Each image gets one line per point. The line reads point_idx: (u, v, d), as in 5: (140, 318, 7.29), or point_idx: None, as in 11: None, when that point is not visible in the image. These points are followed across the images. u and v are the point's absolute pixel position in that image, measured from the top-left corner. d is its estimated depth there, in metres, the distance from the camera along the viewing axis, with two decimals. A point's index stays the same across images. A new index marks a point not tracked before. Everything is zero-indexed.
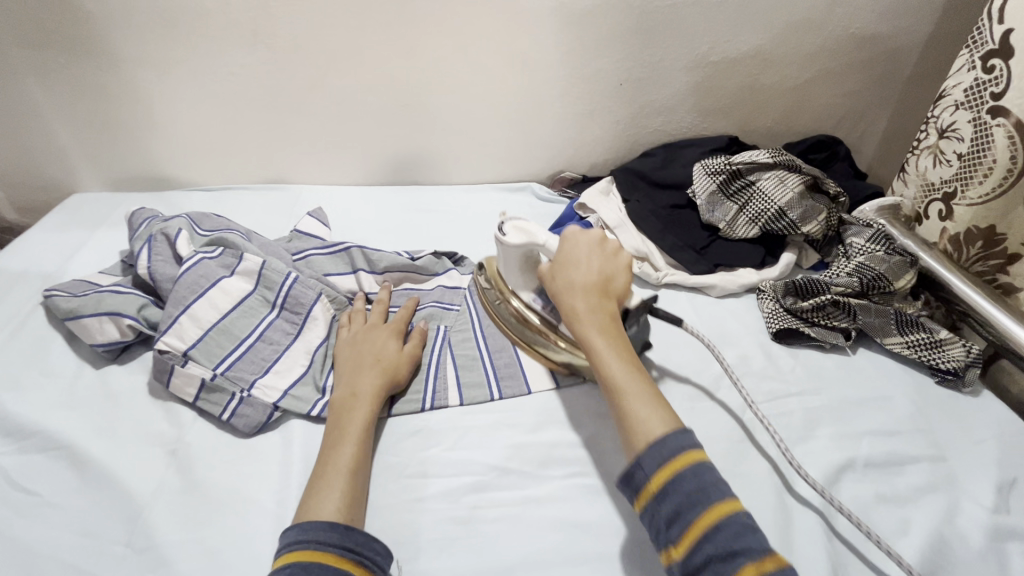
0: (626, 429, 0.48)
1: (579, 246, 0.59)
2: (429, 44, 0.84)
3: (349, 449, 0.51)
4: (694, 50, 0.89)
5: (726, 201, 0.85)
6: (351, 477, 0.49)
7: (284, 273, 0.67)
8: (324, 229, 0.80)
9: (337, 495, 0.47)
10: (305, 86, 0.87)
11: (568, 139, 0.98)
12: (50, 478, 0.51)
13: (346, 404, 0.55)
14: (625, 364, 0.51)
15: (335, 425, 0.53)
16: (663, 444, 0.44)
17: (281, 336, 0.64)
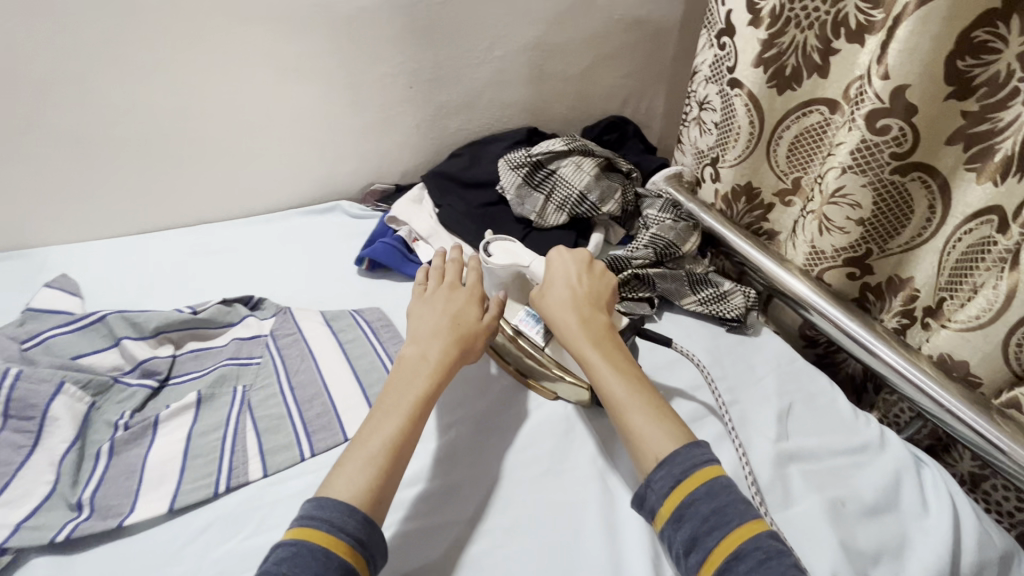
0: (630, 445, 0.51)
1: (567, 265, 0.63)
2: (171, 64, 0.72)
3: (384, 434, 0.49)
4: (476, 47, 0.88)
5: (533, 192, 0.87)
6: (388, 464, 0.47)
7: (1, 370, 0.52)
8: (74, 302, 0.67)
9: (365, 476, 0.46)
10: (12, 129, 0.69)
11: (369, 150, 0.92)
12: None
13: (404, 377, 0.54)
14: (628, 382, 0.54)
15: (392, 394, 0.52)
16: (680, 458, 0.48)
17: (10, 454, 0.50)
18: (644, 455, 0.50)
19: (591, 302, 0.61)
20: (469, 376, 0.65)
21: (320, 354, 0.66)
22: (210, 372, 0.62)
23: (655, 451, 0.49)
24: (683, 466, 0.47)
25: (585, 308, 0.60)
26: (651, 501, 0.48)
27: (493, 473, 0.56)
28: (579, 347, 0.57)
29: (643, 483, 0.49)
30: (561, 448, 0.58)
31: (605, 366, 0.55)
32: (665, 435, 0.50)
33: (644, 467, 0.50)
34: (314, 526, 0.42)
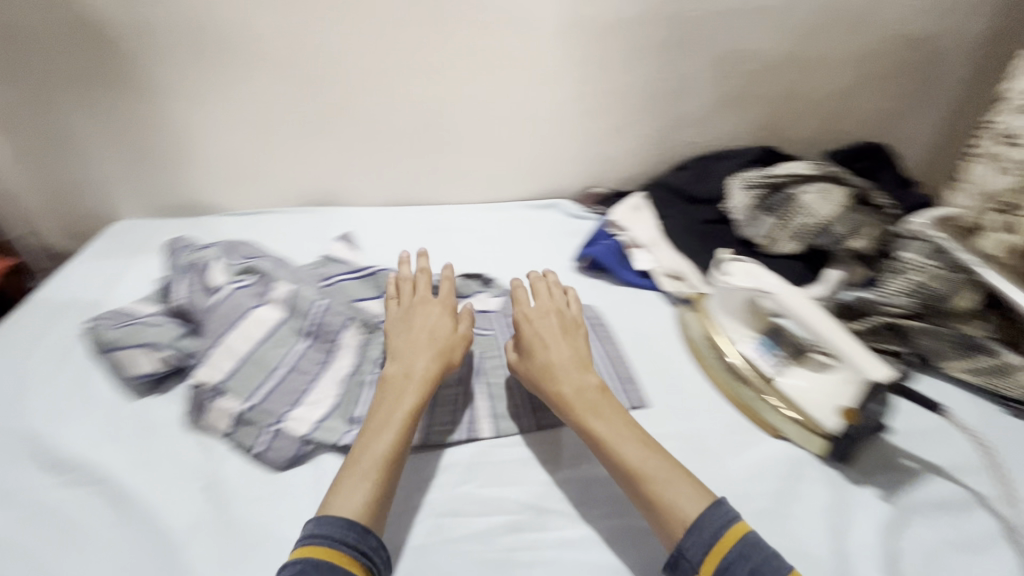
0: (651, 512, 0.48)
1: (555, 319, 0.64)
2: (456, 64, 0.83)
3: (389, 441, 0.51)
4: (726, 60, 0.86)
5: (765, 215, 0.81)
6: (384, 478, 0.49)
7: (313, 300, 0.67)
8: (353, 255, 0.80)
9: (363, 492, 0.48)
10: (334, 110, 0.87)
11: (598, 154, 0.96)
12: (94, 513, 0.51)
13: (391, 395, 0.55)
14: (639, 449, 0.51)
15: (381, 412, 0.54)
16: (697, 531, 0.45)
17: (312, 365, 0.63)
18: (672, 523, 0.46)
19: (579, 362, 0.59)
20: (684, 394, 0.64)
21: None
22: None
23: (683, 516, 0.46)
24: (715, 528, 0.44)
25: (588, 370, 0.59)
26: (682, 564, 0.45)
27: None
28: (579, 406, 0.55)
29: (671, 548, 0.46)
30: (787, 491, 0.54)
31: (609, 427, 0.53)
32: (695, 496, 0.47)
33: (668, 535, 0.46)
34: (316, 546, 0.44)
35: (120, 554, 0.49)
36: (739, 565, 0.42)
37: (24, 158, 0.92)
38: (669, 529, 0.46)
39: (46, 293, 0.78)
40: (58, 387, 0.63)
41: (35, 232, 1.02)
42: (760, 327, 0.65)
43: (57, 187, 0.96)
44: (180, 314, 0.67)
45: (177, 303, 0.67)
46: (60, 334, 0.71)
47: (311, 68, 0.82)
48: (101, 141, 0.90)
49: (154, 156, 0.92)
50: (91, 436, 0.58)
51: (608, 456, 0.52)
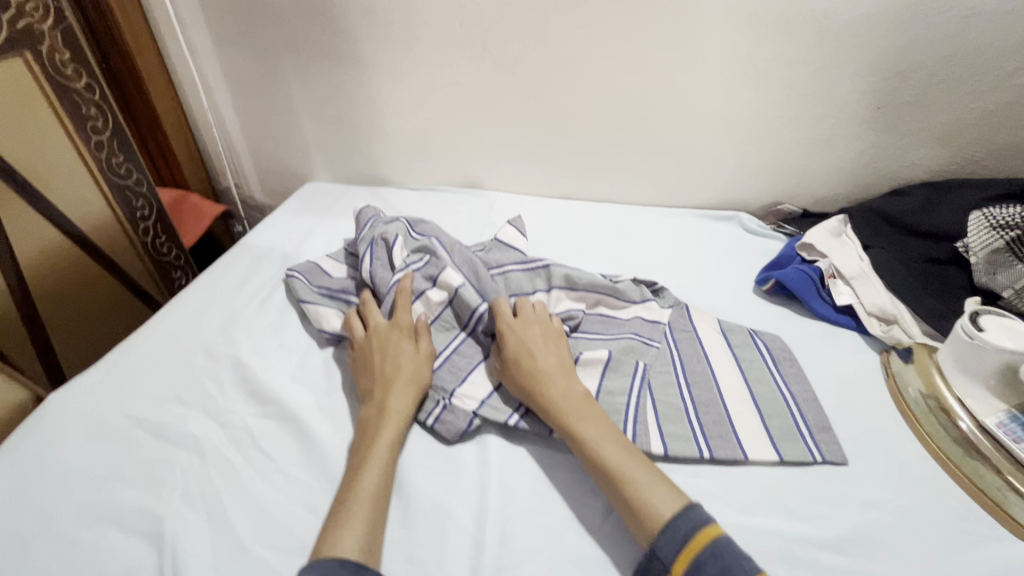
0: (629, 511, 0.47)
1: (538, 328, 0.61)
2: (655, 56, 0.78)
3: (376, 475, 0.50)
4: (989, 70, 0.71)
5: (1017, 262, 0.66)
6: (375, 503, 0.48)
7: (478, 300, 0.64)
8: (522, 242, 0.79)
9: (359, 526, 0.46)
10: (519, 96, 0.87)
11: (795, 168, 0.85)
12: (284, 447, 0.56)
13: (371, 428, 0.54)
14: (618, 453, 0.50)
15: (364, 447, 0.52)
16: (671, 531, 0.44)
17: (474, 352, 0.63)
18: (646, 524, 0.45)
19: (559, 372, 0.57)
20: (897, 459, 0.54)
21: (719, 363, 0.64)
22: (618, 339, 0.66)
23: (655, 519, 0.45)
24: (683, 532, 0.43)
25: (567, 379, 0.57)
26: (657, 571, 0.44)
27: None
28: (569, 411, 0.53)
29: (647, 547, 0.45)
30: None
31: (590, 431, 0.52)
32: (659, 494, 0.46)
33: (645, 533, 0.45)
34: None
35: (303, 490, 0.52)
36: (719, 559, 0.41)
37: (247, 120, 1.05)
38: (647, 526, 0.45)
39: (254, 240, 0.88)
40: (261, 326, 0.70)
41: (243, 185, 1.16)
42: (1017, 401, 0.54)
43: (267, 148, 1.08)
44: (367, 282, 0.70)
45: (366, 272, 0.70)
46: (264, 279, 0.79)
47: (507, 53, 0.82)
48: (310, 109, 0.99)
49: (350, 129, 1.00)
50: (286, 376, 0.63)
51: (587, 455, 0.50)
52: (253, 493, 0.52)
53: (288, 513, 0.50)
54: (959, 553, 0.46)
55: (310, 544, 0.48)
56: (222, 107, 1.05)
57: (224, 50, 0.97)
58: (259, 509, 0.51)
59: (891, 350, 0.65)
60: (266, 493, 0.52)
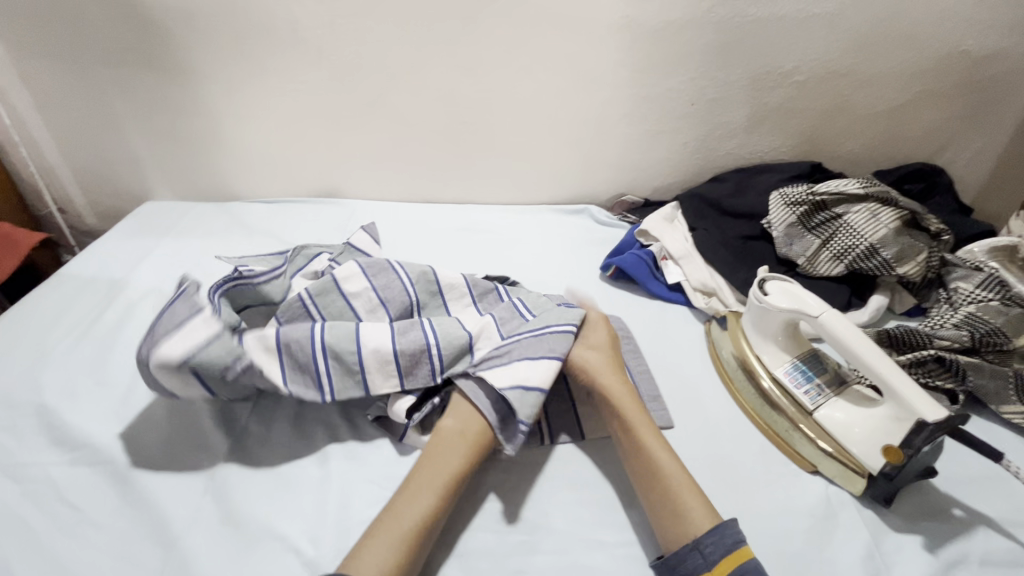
0: (664, 517, 0.47)
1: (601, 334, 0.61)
2: (491, 61, 0.81)
3: (428, 501, 0.46)
4: (774, 69, 0.82)
5: (807, 234, 0.77)
6: (416, 544, 0.44)
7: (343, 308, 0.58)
8: (375, 247, 0.76)
9: (385, 554, 0.43)
10: (364, 101, 0.85)
11: (632, 161, 0.92)
12: (95, 494, 0.50)
13: (439, 453, 0.50)
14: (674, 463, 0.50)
15: (425, 466, 0.49)
16: (718, 535, 0.44)
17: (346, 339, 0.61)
18: (678, 531, 0.46)
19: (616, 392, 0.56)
20: (713, 417, 0.60)
21: None
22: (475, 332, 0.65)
23: (694, 525, 0.45)
24: (731, 539, 0.44)
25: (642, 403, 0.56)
26: (691, 566, 0.44)
27: None
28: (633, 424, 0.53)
29: (682, 546, 0.45)
30: (822, 532, 0.49)
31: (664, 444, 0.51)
32: (705, 509, 0.46)
33: (676, 537, 0.46)
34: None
35: (118, 539, 0.47)
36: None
37: (62, 136, 0.94)
38: (686, 528, 0.45)
39: (73, 269, 0.79)
40: (75, 363, 0.63)
41: (70, 208, 1.04)
42: (799, 352, 0.61)
43: (92, 166, 0.98)
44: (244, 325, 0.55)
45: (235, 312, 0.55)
46: (81, 311, 0.71)
47: (345, 60, 0.81)
48: (136, 122, 0.91)
49: (187, 142, 0.93)
50: (103, 415, 0.57)
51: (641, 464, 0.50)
52: (54, 551, 0.46)
53: (98, 568, 0.46)
54: (760, 492, 0.53)
55: None
56: (28, 123, 0.93)
57: (22, 60, 0.86)
58: (61, 569, 0.45)
59: (712, 320, 0.73)
60: (71, 550, 0.46)
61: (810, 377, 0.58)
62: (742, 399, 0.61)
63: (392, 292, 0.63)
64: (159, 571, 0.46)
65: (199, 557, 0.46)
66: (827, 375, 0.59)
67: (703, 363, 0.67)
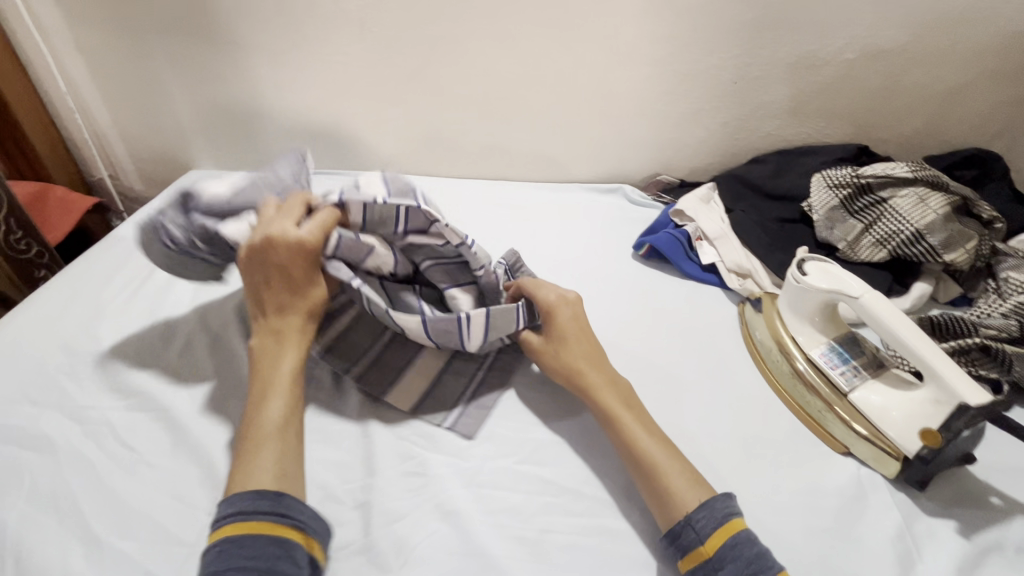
0: (655, 495, 0.47)
1: (575, 313, 0.59)
2: (531, 35, 0.80)
3: (281, 406, 0.49)
4: (823, 46, 0.79)
5: (849, 218, 0.75)
6: (283, 438, 0.47)
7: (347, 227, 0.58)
8: None
9: (270, 460, 0.45)
10: (403, 74, 0.86)
11: (669, 140, 0.91)
12: (148, 436, 0.54)
13: (268, 356, 0.52)
14: (658, 444, 0.49)
15: (263, 376, 0.51)
16: (709, 509, 0.44)
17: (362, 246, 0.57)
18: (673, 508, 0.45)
19: (591, 360, 0.56)
20: (745, 396, 0.60)
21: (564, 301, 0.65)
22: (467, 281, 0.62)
23: (687, 500, 0.45)
24: (719, 512, 0.44)
25: (608, 364, 0.56)
26: (687, 541, 0.43)
27: (765, 505, 0.50)
28: (611, 402, 0.52)
29: (676, 522, 0.45)
30: (852, 511, 0.49)
31: (642, 427, 0.50)
32: (691, 485, 0.46)
33: (668, 514, 0.46)
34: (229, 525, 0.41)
35: (169, 478, 0.51)
36: (748, 546, 0.42)
37: (114, 103, 0.98)
38: (674, 507, 0.45)
39: (124, 231, 0.82)
40: (129, 316, 0.66)
41: (120, 175, 1.09)
42: (836, 334, 0.60)
43: (142, 135, 1.01)
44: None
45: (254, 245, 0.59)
46: (133, 270, 0.74)
47: (387, 31, 0.82)
48: (183, 92, 0.94)
49: (231, 114, 0.95)
50: (155, 366, 0.60)
51: (624, 444, 0.50)
52: (112, 486, 0.50)
53: (151, 503, 0.49)
54: (789, 470, 0.53)
55: (174, 531, 0.47)
56: (84, 90, 0.97)
57: (79, 29, 0.89)
58: (118, 502, 0.49)
59: (746, 302, 0.72)
60: (127, 485, 0.50)
61: (847, 359, 0.58)
62: (774, 377, 0.61)
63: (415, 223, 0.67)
64: (207, 510, 0.49)
65: None
66: (864, 358, 0.58)
67: (736, 343, 0.67)
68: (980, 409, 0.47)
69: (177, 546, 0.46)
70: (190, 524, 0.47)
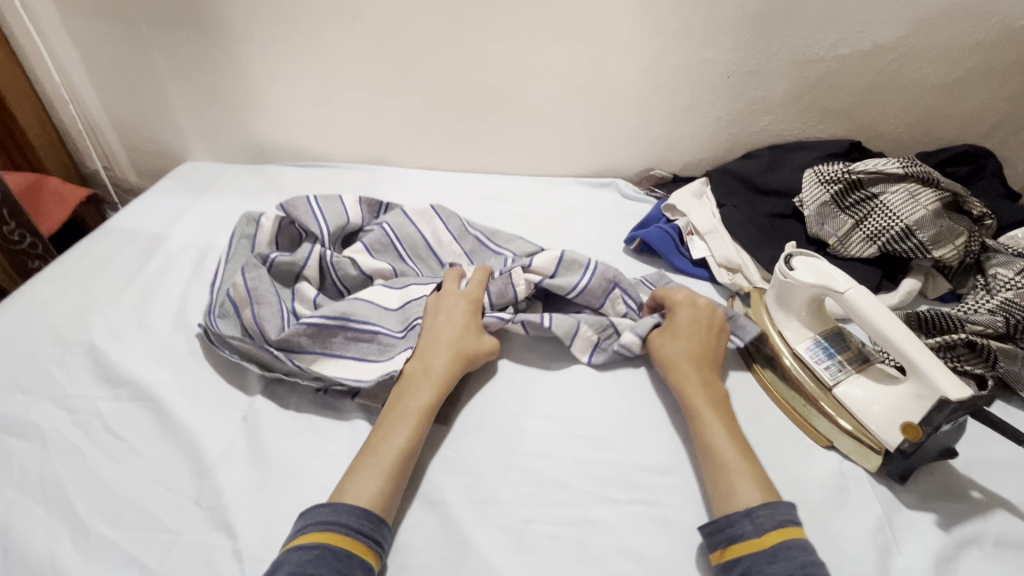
0: (718, 490, 0.47)
1: (698, 315, 0.59)
2: (524, 27, 0.80)
3: (405, 434, 0.50)
4: (816, 40, 0.79)
5: (840, 214, 0.75)
6: (396, 467, 0.48)
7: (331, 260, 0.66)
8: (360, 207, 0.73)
9: (376, 480, 0.46)
10: (397, 66, 0.86)
11: (662, 135, 0.91)
12: (137, 426, 0.54)
13: (410, 384, 0.54)
14: (737, 447, 0.50)
15: (400, 403, 0.52)
16: (772, 509, 0.44)
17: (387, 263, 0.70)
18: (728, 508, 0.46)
19: (693, 356, 0.57)
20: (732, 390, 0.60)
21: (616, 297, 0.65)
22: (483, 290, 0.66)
23: (743, 498, 0.46)
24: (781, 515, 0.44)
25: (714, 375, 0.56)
26: (740, 531, 0.44)
27: None
28: (699, 400, 0.53)
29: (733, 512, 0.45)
30: (832, 503, 0.50)
31: (727, 436, 0.50)
32: (757, 486, 0.46)
33: (724, 507, 0.46)
34: (333, 533, 0.43)
35: (157, 467, 0.51)
36: (803, 552, 0.42)
37: (108, 95, 0.98)
38: (735, 503, 0.46)
39: (116, 222, 0.82)
40: (120, 307, 0.67)
41: (114, 166, 1.09)
42: (822, 329, 0.60)
43: (135, 126, 1.01)
44: (316, 332, 0.58)
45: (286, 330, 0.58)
46: (124, 261, 0.74)
47: (379, 23, 0.81)
48: (177, 84, 0.94)
49: (224, 105, 0.95)
50: (146, 357, 0.61)
51: (701, 440, 0.51)
52: (101, 474, 0.50)
53: (139, 492, 0.49)
54: (772, 464, 0.53)
55: (161, 519, 0.48)
56: (77, 82, 0.97)
57: (71, 18, 0.89)
58: (106, 490, 0.49)
59: (736, 296, 0.72)
60: (115, 473, 0.50)
61: (832, 354, 0.58)
62: (761, 370, 0.61)
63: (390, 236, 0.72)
64: (194, 498, 0.49)
65: (228, 488, 0.49)
66: (850, 352, 0.58)
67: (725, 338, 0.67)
68: (960, 404, 0.47)
69: (164, 534, 0.47)
70: (178, 512, 0.48)
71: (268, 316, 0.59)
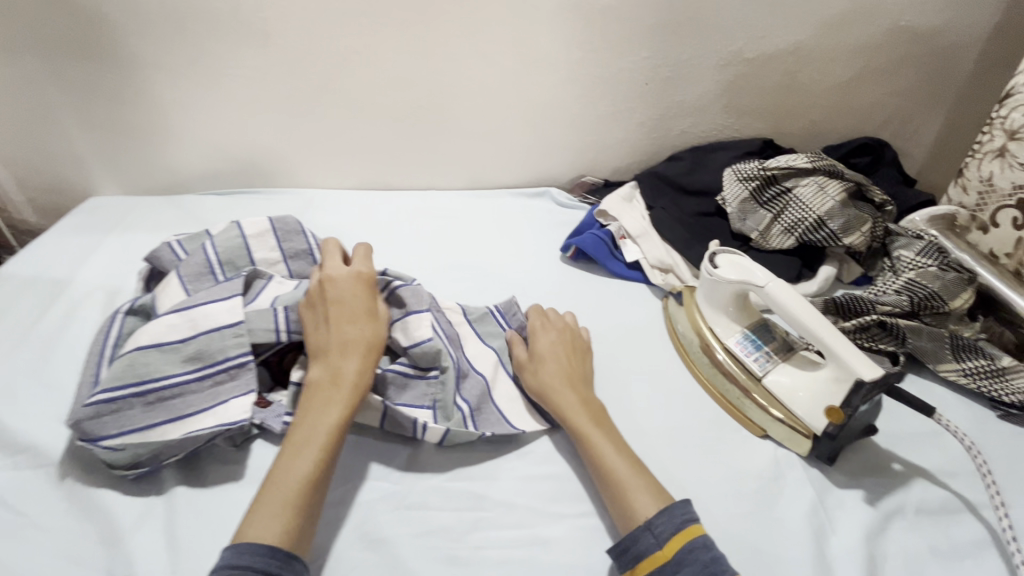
0: (614, 501, 0.47)
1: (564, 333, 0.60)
2: (444, 43, 0.79)
3: (308, 464, 0.45)
4: (726, 46, 0.83)
5: (759, 209, 0.79)
6: (303, 495, 0.44)
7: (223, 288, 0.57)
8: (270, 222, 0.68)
9: (278, 518, 0.43)
10: (317, 88, 0.83)
11: (590, 142, 0.92)
12: (38, 495, 0.49)
13: (311, 406, 0.48)
14: (622, 455, 0.49)
15: (301, 429, 0.47)
16: (668, 514, 0.44)
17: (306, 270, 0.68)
18: (627, 519, 0.45)
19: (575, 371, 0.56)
20: (670, 389, 0.61)
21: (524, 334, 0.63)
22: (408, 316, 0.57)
23: (642, 509, 0.45)
24: (679, 517, 0.44)
25: (584, 383, 0.56)
26: (642, 546, 0.43)
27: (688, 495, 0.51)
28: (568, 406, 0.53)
29: (635, 526, 0.44)
30: (769, 492, 0.52)
31: (610, 439, 0.50)
32: (653, 494, 0.46)
33: (626, 519, 0.45)
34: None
35: (62, 540, 0.46)
36: (704, 551, 0.42)
37: None
38: (635, 515, 0.45)
39: (10, 269, 0.75)
40: (15, 365, 0.60)
41: (8, 207, 1.00)
42: (749, 322, 0.63)
43: (30, 162, 0.93)
44: (151, 401, 0.51)
45: (123, 400, 0.50)
46: (18, 312, 0.68)
47: (293, 44, 0.79)
48: (75, 116, 0.87)
49: (131, 135, 0.89)
50: (44, 417, 0.55)
51: (594, 463, 0.49)
52: None
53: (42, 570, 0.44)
54: (712, 460, 0.54)
55: None
56: None
57: None
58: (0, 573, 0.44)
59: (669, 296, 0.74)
60: (11, 553, 0.45)
61: (759, 345, 0.60)
62: (696, 367, 0.63)
63: (295, 240, 0.68)
64: (106, 568, 0.45)
65: (147, 554, 0.46)
66: (775, 343, 0.61)
67: (661, 337, 0.68)
68: (873, 383, 0.50)
69: None
70: None
71: (154, 368, 0.51)
